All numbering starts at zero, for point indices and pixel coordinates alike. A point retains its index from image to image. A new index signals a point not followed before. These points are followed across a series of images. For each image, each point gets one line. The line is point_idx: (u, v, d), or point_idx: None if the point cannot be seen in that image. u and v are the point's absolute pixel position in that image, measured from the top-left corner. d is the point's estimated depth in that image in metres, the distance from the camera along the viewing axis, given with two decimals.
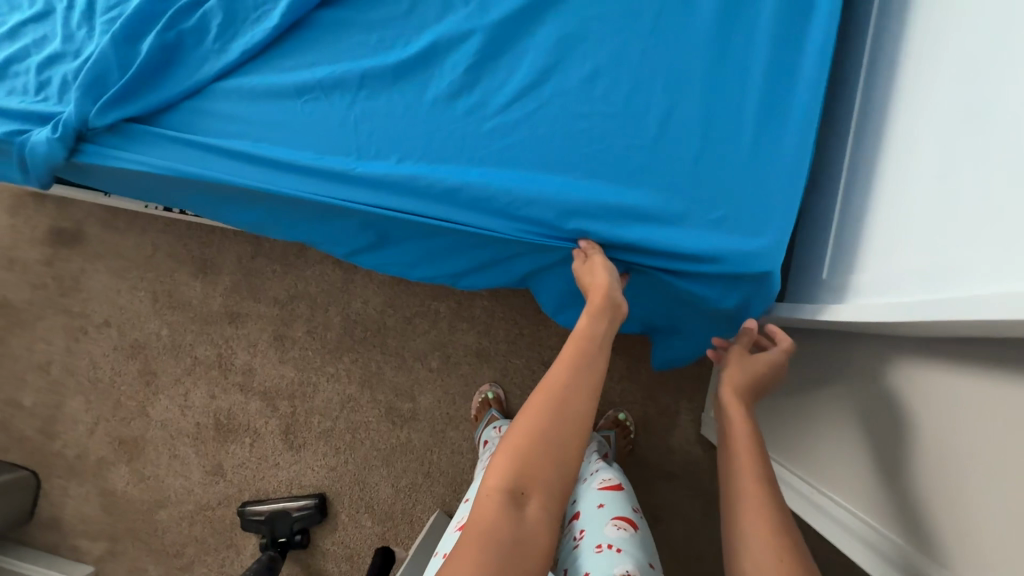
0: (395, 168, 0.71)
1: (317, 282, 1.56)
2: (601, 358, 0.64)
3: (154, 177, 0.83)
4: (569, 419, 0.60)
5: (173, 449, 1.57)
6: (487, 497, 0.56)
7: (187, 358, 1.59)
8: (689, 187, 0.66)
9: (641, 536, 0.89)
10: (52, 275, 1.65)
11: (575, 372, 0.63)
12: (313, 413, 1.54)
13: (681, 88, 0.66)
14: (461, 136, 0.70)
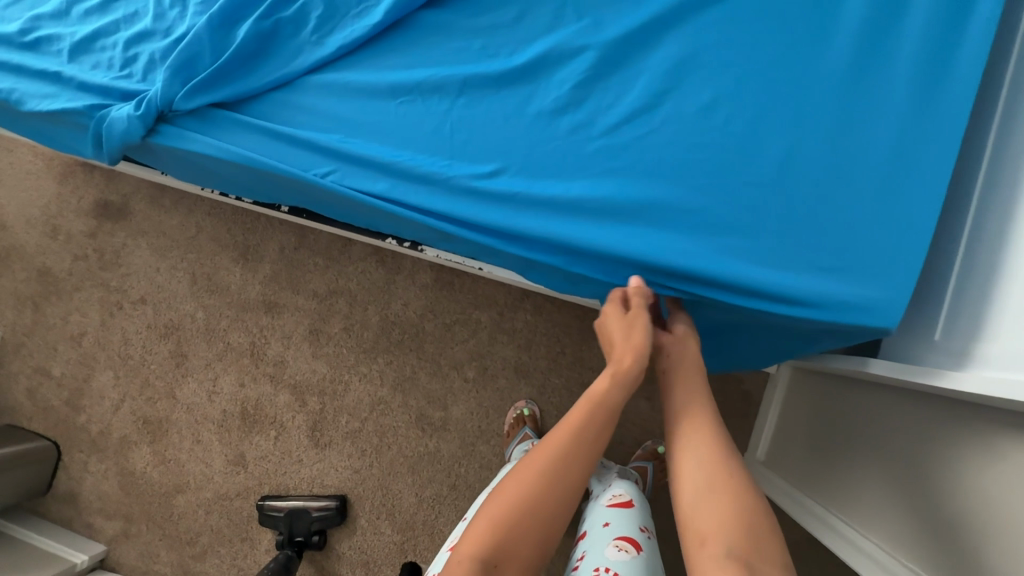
0: (489, 179, 0.68)
1: (359, 279, 1.53)
2: (602, 430, 0.64)
3: (228, 164, 0.81)
4: (555, 491, 0.61)
5: (197, 434, 1.55)
6: (460, 564, 0.57)
7: (219, 343, 1.57)
8: (800, 229, 0.63)
9: (645, 558, 0.88)
10: (94, 247, 1.64)
11: (570, 450, 0.63)
12: (341, 412, 1.51)
13: (802, 125, 0.64)
14: (560, 154, 0.68)
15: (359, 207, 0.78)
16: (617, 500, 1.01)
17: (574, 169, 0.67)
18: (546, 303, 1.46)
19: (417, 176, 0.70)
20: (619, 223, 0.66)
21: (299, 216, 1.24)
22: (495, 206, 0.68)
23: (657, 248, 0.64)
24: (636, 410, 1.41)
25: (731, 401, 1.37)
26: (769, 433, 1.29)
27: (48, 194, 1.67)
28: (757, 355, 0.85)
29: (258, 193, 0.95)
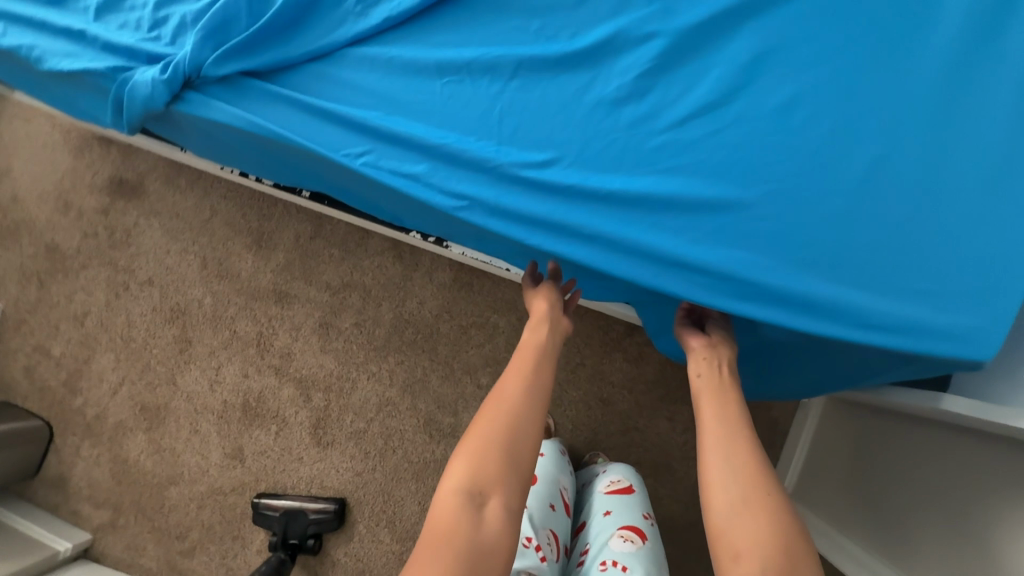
0: (541, 170, 0.65)
1: (374, 274, 1.48)
2: (541, 364, 0.73)
3: (259, 141, 0.77)
4: (520, 420, 0.66)
5: (195, 424, 1.49)
6: (447, 498, 0.60)
7: (225, 331, 1.52)
8: (873, 245, 0.59)
9: (651, 546, 0.84)
10: (105, 224, 1.59)
11: (522, 381, 0.70)
12: (347, 410, 1.44)
13: (882, 136, 0.60)
14: (618, 148, 0.64)
15: (396, 194, 0.74)
16: (618, 487, 0.97)
17: (632, 166, 0.63)
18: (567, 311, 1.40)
19: (464, 163, 0.66)
20: (680, 227, 0.61)
21: (320, 203, 1.19)
22: (545, 200, 0.64)
23: (719, 256, 0.60)
24: (655, 429, 1.34)
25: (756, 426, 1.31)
26: (798, 461, 1.24)
27: (62, 167, 1.63)
28: (796, 371, 0.82)
29: (286, 175, 0.91)
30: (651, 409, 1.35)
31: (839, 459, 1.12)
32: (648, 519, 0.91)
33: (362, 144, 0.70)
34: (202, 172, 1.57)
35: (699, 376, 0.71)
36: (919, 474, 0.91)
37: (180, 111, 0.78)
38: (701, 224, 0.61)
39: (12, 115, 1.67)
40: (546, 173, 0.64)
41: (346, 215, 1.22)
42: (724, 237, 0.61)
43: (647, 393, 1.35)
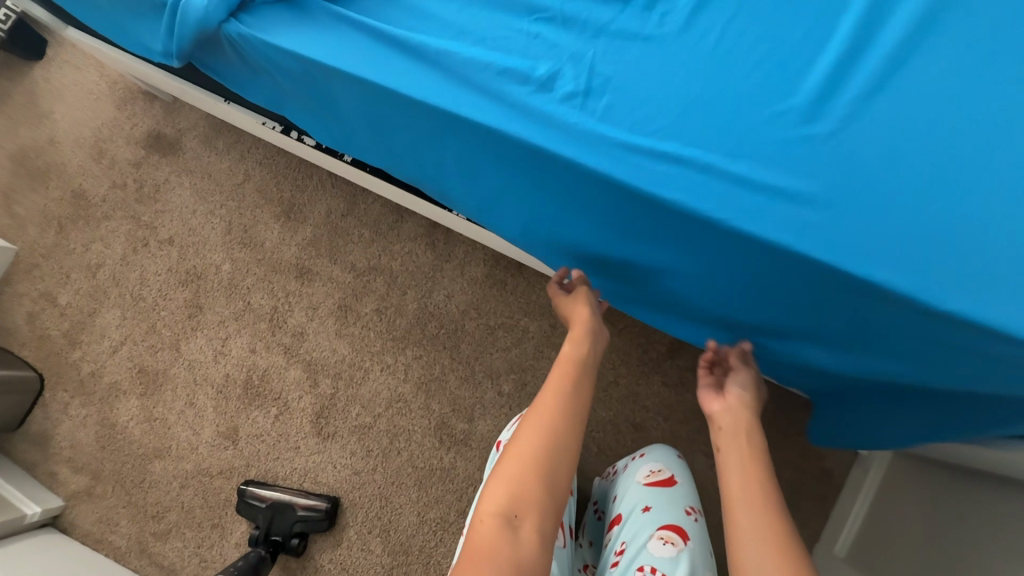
0: (630, 130, 0.57)
1: (403, 260, 1.39)
2: (579, 385, 0.74)
3: (316, 72, 0.70)
4: (560, 444, 0.67)
5: (192, 396, 1.39)
6: (486, 522, 0.61)
7: (239, 302, 1.43)
8: (1001, 250, 0.52)
9: (691, 547, 0.82)
10: (135, 177, 1.54)
11: (563, 402, 0.71)
12: (354, 402, 1.33)
13: (1018, 132, 0.54)
14: (727, 116, 0.57)
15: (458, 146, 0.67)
16: (656, 480, 0.91)
17: (741, 138, 0.56)
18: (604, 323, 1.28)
19: (553, 114, 0.58)
20: (793, 213, 0.54)
21: (359, 171, 1.12)
22: (641, 167, 0.56)
23: (833, 250, 0.53)
24: (690, 465, 1.20)
25: (806, 477, 1.18)
26: (853, 525, 1.09)
27: (102, 115, 1.60)
28: (849, 377, 0.76)
29: (326, 122, 0.84)
30: (687, 442, 1.21)
31: (900, 519, 0.99)
32: (690, 516, 0.87)
33: (438, 84, 0.62)
34: (241, 136, 1.52)
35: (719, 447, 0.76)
36: (992, 541, 0.79)
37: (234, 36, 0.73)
38: (814, 212, 0.54)
39: (64, 59, 1.65)
40: (642, 136, 0.57)
41: (384, 186, 1.14)
42: (839, 228, 0.53)
43: (685, 425, 1.22)
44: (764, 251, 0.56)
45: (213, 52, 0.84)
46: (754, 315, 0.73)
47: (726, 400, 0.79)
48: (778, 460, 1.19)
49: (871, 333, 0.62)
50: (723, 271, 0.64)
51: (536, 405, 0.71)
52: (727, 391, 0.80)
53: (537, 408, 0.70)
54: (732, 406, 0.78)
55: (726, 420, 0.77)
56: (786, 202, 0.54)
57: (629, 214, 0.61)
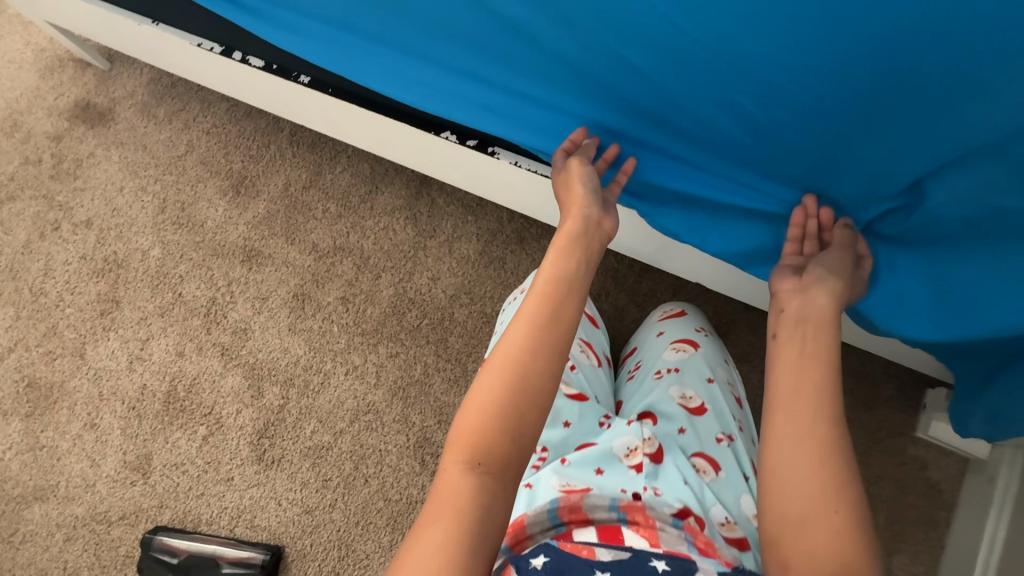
0: None
1: (377, 238, 1.12)
2: (564, 307, 0.58)
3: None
4: (530, 382, 0.53)
5: (94, 416, 1.06)
6: (447, 471, 0.51)
7: (166, 294, 1.12)
8: None
9: (705, 352, 0.86)
10: (54, 152, 1.28)
11: (539, 328, 0.56)
12: (308, 416, 1.01)
13: None
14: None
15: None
16: (670, 315, 0.93)
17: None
18: (630, 305, 1.02)
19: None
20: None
21: (321, 95, 0.84)
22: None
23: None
24: None
25: (907, 493, 0.90)
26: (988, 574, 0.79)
27: (22, 83, 1.34)
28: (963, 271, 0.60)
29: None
30: None
31: None
32: (702, 334, 0.90)
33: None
34: (188, 102, 1.28)
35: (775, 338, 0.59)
36: None
37: None
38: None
39: None
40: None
41: (365, 123, 0.86)
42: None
43: None
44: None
45: None
46: (857, 147, 0.57)
47: (801, 283, 0.61)
48: (868, 472, 0.91)
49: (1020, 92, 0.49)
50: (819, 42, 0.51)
51: (504, 340, 0.55)
52: (807, 273, 0.61)
53: (504, 345, 0.55)
54: (807, 293, 0.60)
55: (791, 306, 0.60)
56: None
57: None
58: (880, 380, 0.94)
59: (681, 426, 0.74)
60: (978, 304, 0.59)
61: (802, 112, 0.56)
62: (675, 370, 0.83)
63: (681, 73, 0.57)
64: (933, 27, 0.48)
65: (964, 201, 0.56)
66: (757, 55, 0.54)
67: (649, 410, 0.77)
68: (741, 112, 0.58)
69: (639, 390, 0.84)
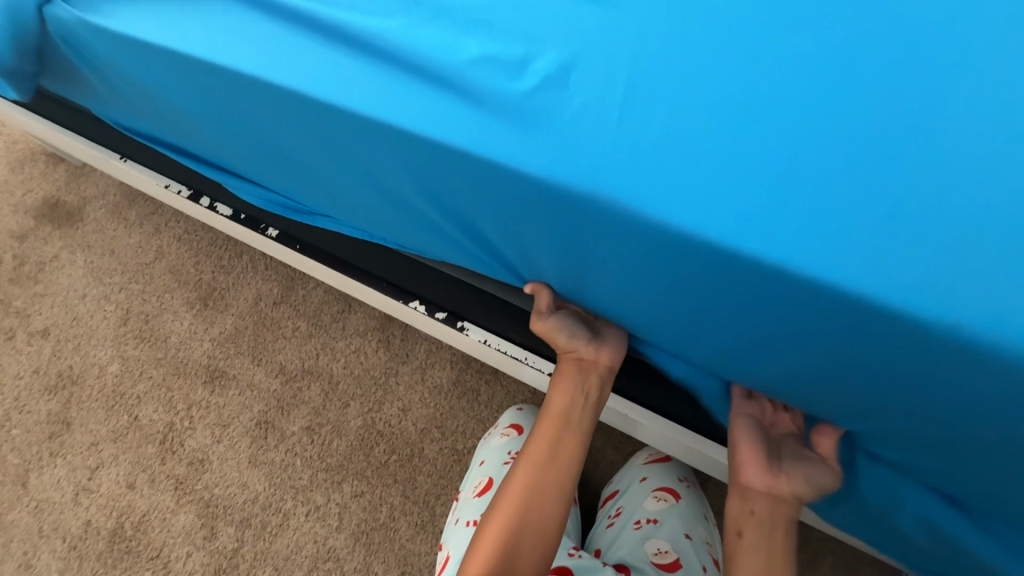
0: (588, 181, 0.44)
1: (347, 361, 1.08)
2: (564, 450, 0.65)
3: (220, 88, 0.55)
4: (533, 517, 0.61)
5: (31, 555, 0.98)
6: None
7: (122, 416, 1.07)
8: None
9: (686, 507, 0.82)
10: (15, 252, 1.23)
11: (542, 470, 0.64)
12: (264, 563, 0.95)
13: None
14: (784, 123, 0.44)
15: (415, 172, 0.52)
16: (653, 457, 0.89)
17: (814, 146, 0.43)
18: (607, 448, 0.98)
19: (546, 120, 0.46)
20: (867, 244, 0.40)
21: (287, 249, 0.80)
22: (673, 178, 0.43)
23: (917, 299, 0.39)
24: None
25: None
26: None
27: None
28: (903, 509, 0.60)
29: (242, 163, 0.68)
30: None
31: None
32: (685, 484, 0.85)
33: (397, 91, 0.49)
34: (160, 206, 1.25)
35: (739, 535, 0.62)
36: None
37: (80, 67, 0.65)
38: (897, 249, 0.40)
39: None
40: (669, 152, 0.44)
41: (328, 275, 0.82)
42: (928, 268, 0.39)
43: None
44: (811, 300, 0.42)
45: (80, 91, 0.72)
46: (802, 400, 0.56)
47: (773, 481, 0.60)
48: None
49: (958, 427, 0.45)
50: (741, 330, 0.49)
51: (511, 476, 0.64)
52: (784, 472, 0.60)
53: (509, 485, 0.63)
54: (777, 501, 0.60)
55: (759, 506, 0.61)
56: (856, 232, 0.41)
57: (639, 254, 0.46)
58: None
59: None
60: (952, 549, 0.57)
61: (743, 368, 0.55)
62: (653, 519, 0.80)
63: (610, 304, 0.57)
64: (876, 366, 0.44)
65: (922, 471, 0.53)
66: (675, 316, 0.53)
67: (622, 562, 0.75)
68: (685, 347, 0.58)
69: (617, 545, 0.80)
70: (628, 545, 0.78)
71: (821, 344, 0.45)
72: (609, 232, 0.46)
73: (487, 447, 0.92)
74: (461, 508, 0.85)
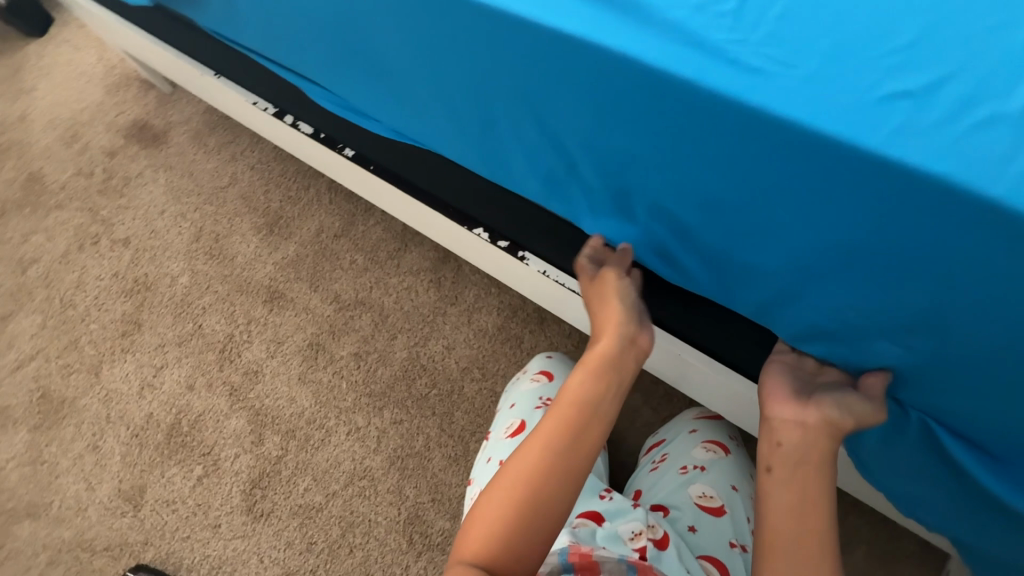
0: (659, 55, 0.42)
1: (399, 297, 1.12)
2: (587, 433, 0.52)
3: None
4: (545, 509, 0.49)
5: (97, 438, 1.07)
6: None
7: (187, 323, 1.14)
8: None
9: (735, 462, 0.81)
10: (106, 166, 1.33)
11: (561, 456, 0.51)
12: (304, 472, 1.01)
13: None
14: (901, 27, 0.40)
15: (485, 57, 0.51)
16: (704, 413, 0.88)
17: (928, 51, 0.39)
18: (644, 408, 0.98)
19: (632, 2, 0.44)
20: (965, 141, 0.37)
21: (361, 169, 0.83)
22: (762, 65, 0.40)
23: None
24: None
25: None
26: None
27: (89, 97, 1.42)
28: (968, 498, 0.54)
29: (322, 65, 0.70)
30: None
31: None
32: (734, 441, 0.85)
33: None
34: (237, 136, 1.32)
35: (769, 471, 0.51)
36: None
37: None
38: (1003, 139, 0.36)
39: (67, 40, 1.51)
40: (764, 42, 0.41)
41: (400, 200, 0.85)
42: None
43: None
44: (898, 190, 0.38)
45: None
46: (849, 344, 0.52)
47: (803, 412, 0.53)
48: None
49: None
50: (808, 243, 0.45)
51: (523, 452, 0.52)
52: (815, 400, 0.53)
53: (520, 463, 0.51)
54: (810, 429, 0.52)
55: (787, 438, 0.52)
56: (964, 131, 0.37)
57: (703, 144, 0.44)
58: (903, 530, 0.88)
59: (693, 523, 0.73)
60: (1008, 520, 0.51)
61: (794, 303, 0.51)
62: (699, 466, 0.80)
63: (663, 224, 0.54)
64: (956, 286, 0.41)
65: (961, 410, 0.49)
66: (731, 232, 0.49)
67: (661, 503, 0.77)
68: (739, 285, 0.54)
69: (661, 486, 0.80)
70: (673, 488, 0.78)
71: (895, 257, 0.42)
72: (676, 120, 0.43)
73: (515, 390, 0.93)
74: (489, 446, 0.85)
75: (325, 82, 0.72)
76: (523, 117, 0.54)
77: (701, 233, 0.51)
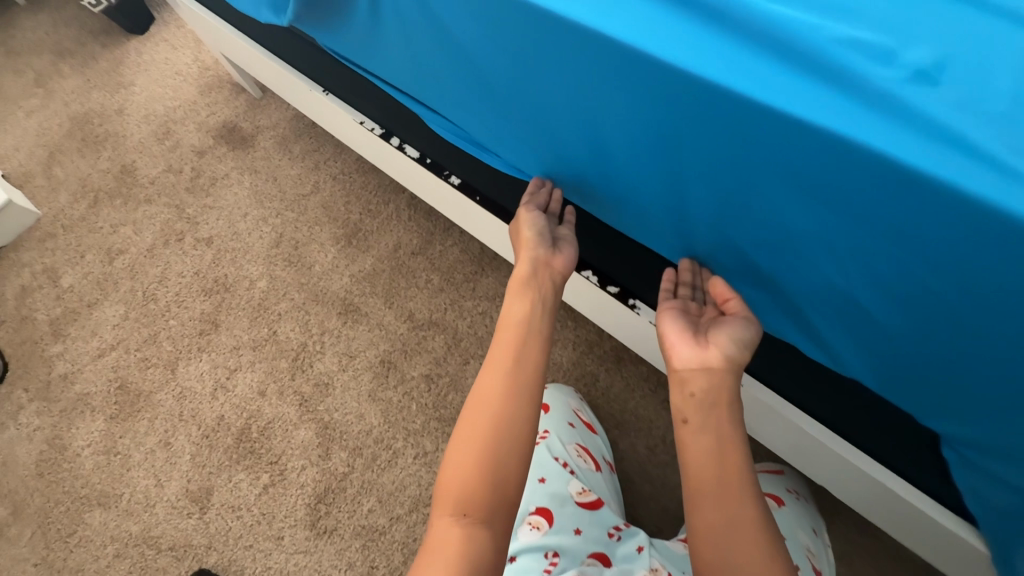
0: (825, 110, 0.38)
1: (473, 321, 1.11)
2: (525, 351, 0.59)
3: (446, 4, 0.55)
4: (507, 430, 0.53)
5: (169, 435, 1.08)
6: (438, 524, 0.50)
7: (263, 328, 1.16)
8: None
9: (790, 512, 0.79)
10: (194, 165, 1.36)
11: (509, 378, 0.57)
12: (369, 492, 1.00)
13: None
14: None
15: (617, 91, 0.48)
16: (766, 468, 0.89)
17: None
18: None
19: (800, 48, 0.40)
20: None
21: (466, 198, 0.84)
22: (908, 109, 0.36)
23: None
24: None
25: None
26: None
27: (183, 96, 1.46)
28: None
29: (446, 99, 0.70)
30: None
31: None
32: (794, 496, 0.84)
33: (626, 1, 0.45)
34: (322, 145, 1.34)
35: (685, 421, 0.55)
36: None
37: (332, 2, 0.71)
38: None
39: (165, 39, 1.57)
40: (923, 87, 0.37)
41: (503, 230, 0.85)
42: None
43: None
44: None
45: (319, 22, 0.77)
46: (977, 416, 0.47)
47: (703, 352, 0.57)
48: None
49: None
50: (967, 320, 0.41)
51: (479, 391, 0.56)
52: (710, 340, 0.57)
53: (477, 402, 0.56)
54: (715, 370, 0.56)
55: (698, 386, 0.56)
56: None
57: (824, 186, 0.41)
58: None
59: None
60: None
61: (940, 377, 0.47)
62: None
63: (795, 278, 0.50)
64: None
65: None
66: (873, 296, 0.45)
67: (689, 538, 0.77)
68: (874, 350, 0.49)
69: None
70: None
71: None
72: (796, 159, 0.40)
73: None
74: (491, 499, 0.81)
75: (448, 112, 0.72)
76: (651, 153, 0.51)
77: (837, 293, 0.47)
